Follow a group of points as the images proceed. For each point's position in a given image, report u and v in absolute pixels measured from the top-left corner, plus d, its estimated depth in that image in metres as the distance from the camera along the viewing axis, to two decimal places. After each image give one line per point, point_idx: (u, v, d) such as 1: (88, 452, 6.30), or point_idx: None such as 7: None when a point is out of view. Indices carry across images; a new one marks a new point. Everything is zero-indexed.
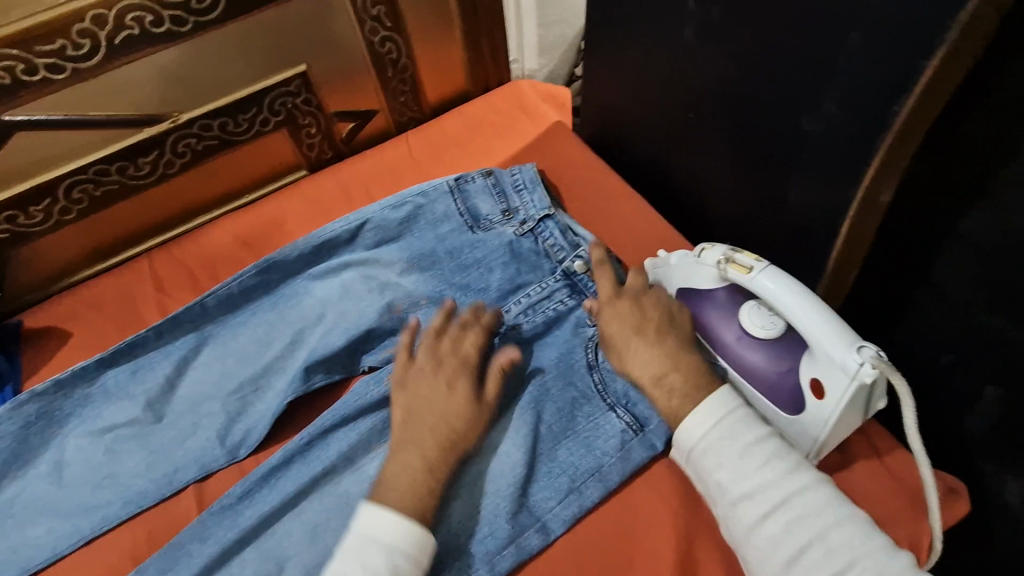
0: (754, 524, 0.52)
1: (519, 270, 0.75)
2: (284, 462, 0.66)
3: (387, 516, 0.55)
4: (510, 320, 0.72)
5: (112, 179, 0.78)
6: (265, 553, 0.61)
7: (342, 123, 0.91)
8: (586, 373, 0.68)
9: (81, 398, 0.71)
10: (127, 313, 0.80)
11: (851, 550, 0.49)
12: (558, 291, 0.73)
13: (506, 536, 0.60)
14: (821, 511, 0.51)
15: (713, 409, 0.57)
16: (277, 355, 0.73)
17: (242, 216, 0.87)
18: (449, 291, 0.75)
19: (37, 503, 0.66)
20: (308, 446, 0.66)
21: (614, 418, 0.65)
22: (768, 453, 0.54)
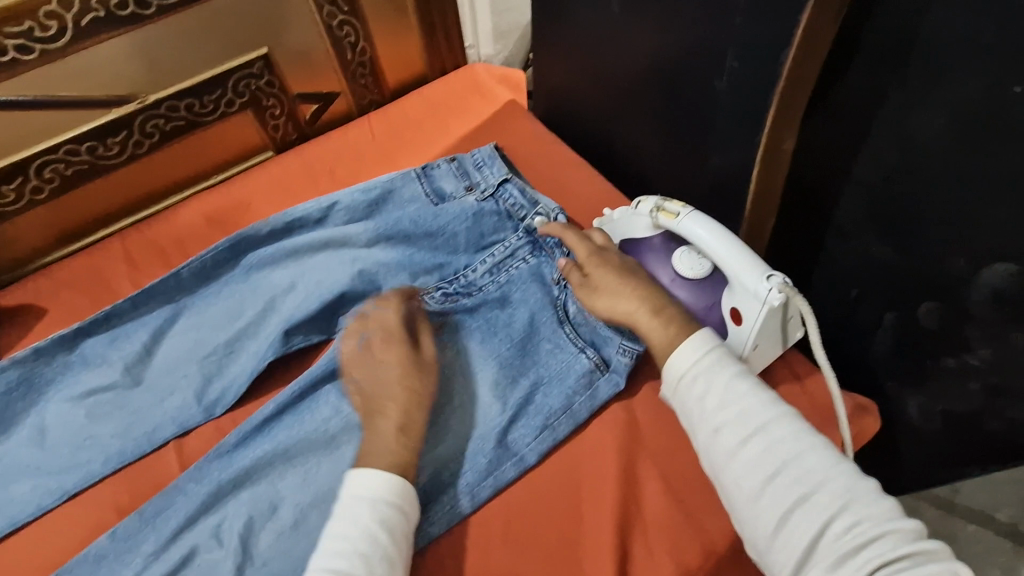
0: (732, 450, 0.54)
1: (484, 232, 0.81)
2: (277, 413, 0.71)
3: (364, 475, 0.59)
4: (477, 279, 0.78)
5: (82, 159, 0.81)
6: (257, 494, 0.65)
7: (305, 105, 0.96)
8: (559, 327, 0.73)
9: (60, 366, 0.75)
10: (101, 288, 0.84)
11: (822, 473, 0.51)
12: (521, 249, 0.79)
13: (484, 469, 0.66)
14: (796, 438, 0.53)
15: (699, 346, 0.59)
16: (251, 321, 0.78)
17: (211, 195, 0.91)
18: (418, 256, 0.80)
19: (21, 464, 0.70)
20: (299, 399, 0.71)
21: (582, 358, 0.71)
22: (749, 385, 0.57)
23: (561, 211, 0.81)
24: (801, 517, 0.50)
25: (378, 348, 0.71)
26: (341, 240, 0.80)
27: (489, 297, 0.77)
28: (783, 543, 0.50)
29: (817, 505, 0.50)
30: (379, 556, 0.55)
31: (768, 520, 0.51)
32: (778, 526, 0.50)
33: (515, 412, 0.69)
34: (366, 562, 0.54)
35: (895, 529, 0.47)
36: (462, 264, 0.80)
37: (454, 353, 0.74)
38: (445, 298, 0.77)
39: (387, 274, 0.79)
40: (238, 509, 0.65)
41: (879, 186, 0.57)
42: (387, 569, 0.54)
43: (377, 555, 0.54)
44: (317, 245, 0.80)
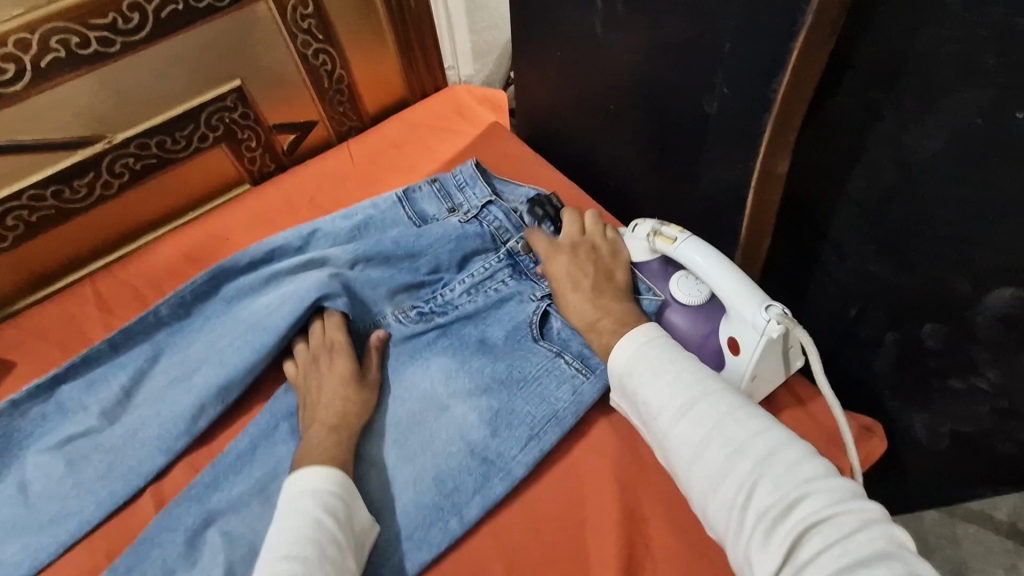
0: (667, 429, 0.54)
1: (467, 251, 0.79)
2: (251, 447, 0.68)
3: (301, 470, 0.59)
4: (454, 298, 0.77)
5: (47, 204, 0.77)
6: (233, 538, 0.61)
7: (282, 134, 0.93)
8: (535, 344, 0.72)
9: (37, 417, 0.71)
10: (73, 336, 0.79)
11: (749, 442, 0.50)
12: (500, 270, 0.78)
13: (473, 488, 0.64)
14: (722, 411, 0.52)
15: (635, 334, 0.60)
16: (224, 348, 0.73)
17: (186, 233, 0.88)
18: (399, 276, 0.78)
19: (4, 525, 0.66)
20: (274, 429, 0.69)
21: (563, 363, 0.70)
22: (680, 365, 0.56)
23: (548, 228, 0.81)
24: (730, 484, 0.49)
25: (322, 365, 0.70)
26: (322, 260, 0.78)
27: (466, 317, 0.76)
28: (718, 511, 0.49)
29: (746, 470, 0.48)
30: (332, 543, 0.53)
31: (702, 492, 0.50)
32: (711, 496, 0.49)
33: (495, 425, 0.67)
34: (318, 545, 0.52)
35: (820, 489, 0.46)
36: (441, 282, 0.79)
37: (426, 367, 0.72)
38: (422, 317, 0.77)
39: (364, 287, 0.76)
40: (215, 555, 0.60)
41: (878, 207, 0.56)
42: (341, 553, 0.53)
43: (327, 539, 0.53)
44: (295, 267, 0.78)
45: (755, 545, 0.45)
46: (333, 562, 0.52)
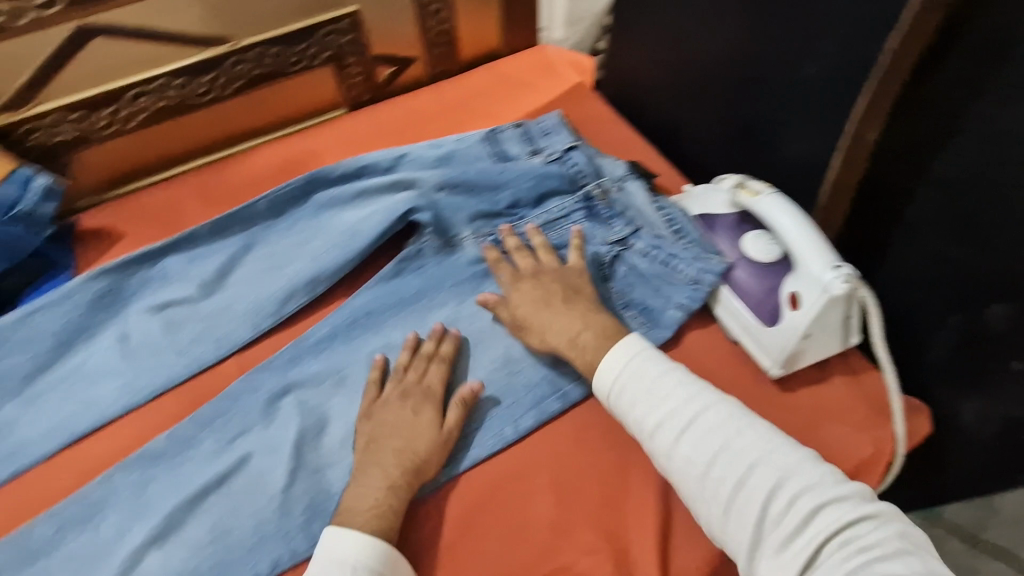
0: (672, 447, 0.58)
1: (546, 190, 0.84)
2: (328, 336, 0.74)
3: (339, 535, 0.57)
4: (530, 232, 0.82)
5: (171, 95, 0.84)
6: (306, 407, 0.69)
7: (382, 67, 0.98)
8: (602, 284, 0.77)
9: (143, 280, 0.79)
10: (175, 220, 0.87)
11: (753, 453, 0.55)
12: (575, 212, 0.83)
13: (531, 402, 0.69)
14: (724, 424, 0.57)
15: (624, 351, 0.64)
16: (315, 249, 0.80)
17: (283, 145, 0.94)
18: (480, 204, 0.83)
19: (106, 366, 0.74)
20: (350, 324, 0.75)
21: (628, 315, 0.75)
22: (676, 380, 0.61)
23: (629, 177, 0.85)
24: (746, 499, 0.53)
25: (413, 408, 0.66)
26: (408, 182, 0.83)
27: (540, 248, 0.81)
28: (735, 523, 0.53)
29: (757, 483, 0.53)
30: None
31: (716, 508, 0.55)
32: (725, 510, 0.54)
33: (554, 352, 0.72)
34: None
35: (832, 496, 0.52)
36: (518, 216, 0.84)
37: (498, 295, 0.77)
38: (495, 244, 0.81)
39: (448, 210, 0.82)
40: (291, 419, 0.68)
41: (961, 185, 0.58)
42: None
43: None
44: (383, 185, 0.84)
45: (777, 551, 0.51)
46: None
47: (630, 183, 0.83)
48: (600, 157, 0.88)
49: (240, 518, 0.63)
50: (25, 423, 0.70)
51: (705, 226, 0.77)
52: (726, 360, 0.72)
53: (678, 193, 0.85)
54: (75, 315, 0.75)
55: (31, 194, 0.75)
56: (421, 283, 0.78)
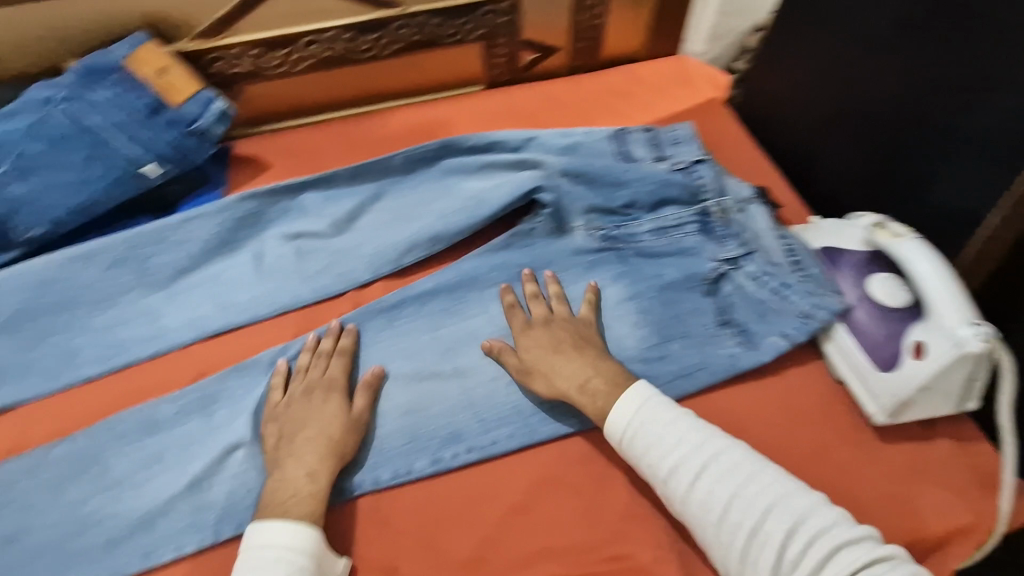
0: (688, 493, 0.59)
1: (666, 196, 0.85)
2: (435, 292, 0.79)
3: (271, 524, 0.58)
4: (640, 234, 0.84)
5: (338, 47, 0.92)
6: (409, 352, 0.75)
7: (527, 52, 1.03)
8: (704, 297, 0.78)
9: (282, 209, 0.86)
10: (313, 161, 0.94)
11: (767, 497, 0.57)
12: (689, 224, 0.84)
13: None
14: (737, 468, 0.59)
15: (637, 393, 0.65)
16: (437, 210, 0.84)
17: (421, 110, 1.00)
18: (598, 197, 0.84)
19: (240, 278, 0.81)
20: (457, 286, 0.80)
21: (726, 335, 0.75)
22: (688, 426, 0.62)
23: (753, 201, 0.84)
24: (764, 543, 0.55)
25: (315, 400, 0.69)
26: (535, 163, 0.87)
27: (648, 252, 0.82)
28: (753, 565, 0.55)
29: (773, 527, 0.55)
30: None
31: (734, 552, 0.56)
32: (742, 553, 0.56)
33: (645, 354, 0.74)
34: None
35: (850, 542, 0.53)
36: (632, 217, 0.85)
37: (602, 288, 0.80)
38: (606, 239, 0.83)
39: (568, 198, 0.84)
40: (394, 359, 0.75)
41: None
42: None
43: None
44: (508, 163, 0.88)
45: None
46: None
47: (753, 207, 0.83)
48: (725, 174, 0.87)
49: None
50: (167, 312, 0.79)
51: (828, 261, 0.76)
52: (824, 397, 0.71)
53: (802, 224, 0.84)
54: (222, 228, 0.83)
55: (208, 115, 0.83)
56: (528, 261, 0.82)
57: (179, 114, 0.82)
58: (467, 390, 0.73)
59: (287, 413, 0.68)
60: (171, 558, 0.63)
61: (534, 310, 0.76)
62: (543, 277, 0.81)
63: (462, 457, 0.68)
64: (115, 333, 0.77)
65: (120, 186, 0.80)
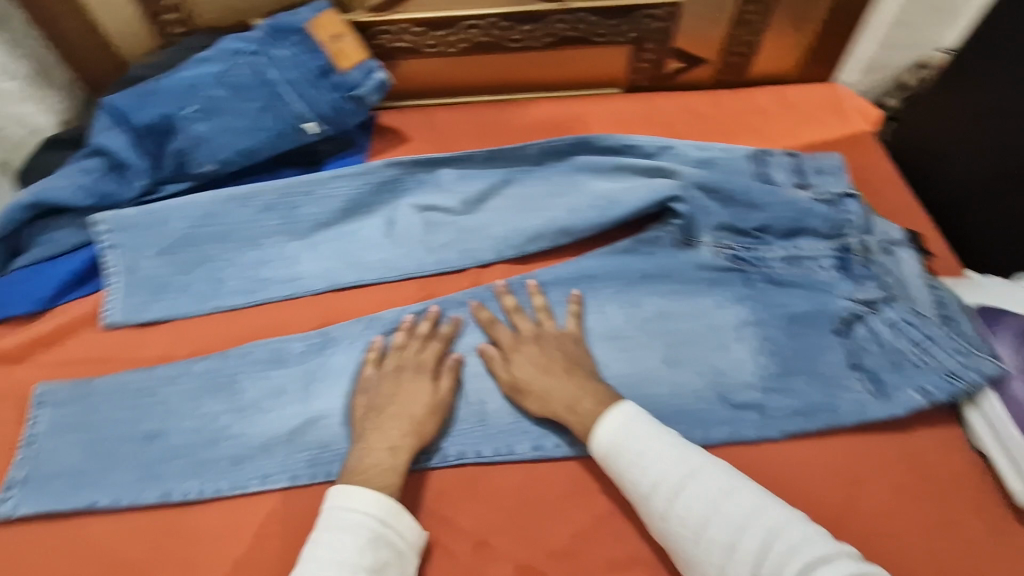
0: (667, 511, 0.59)
1: (803, 225, 0.81)
2: (554, 283, 0.80)
3: (351, 488, 0.60)
4: (770, 260, 0.81)
5: (494, 34, 0.95)
6: None
7: (674, 60, 1.02)
8: (833, 336, 0.74)
9: (419, 180, 0.90)
10: (451, 139, 0.97)
11: (745, 517, 0.56)
12: (825, 257, 0.80)
13: (727, 418, 0.69)
14: (717, 486, 0.58)
15: (621, 408, 0.65)
16: (566, 205, 0.86)
17: (558, 104, 1.01)
18: (731, 216, 0.82)
19: (372, 240, 0.86)
20: (576, 280, 0.81)
21: (854, 379, 0.71)
22: (669, 443, 0.62)
23: (904, 245, 0.80)
24: (742, 560, 0.54)
25: (404, 379, 0.70)
26: (670, 172, 0.86)
27: (778, 280, 0.79)
28: None
29: (750, 544, 0.54)
30: (389, 557, 0.58)
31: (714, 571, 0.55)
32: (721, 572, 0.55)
33: (764, 383, 0.71)
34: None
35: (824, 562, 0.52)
36: (763, 240, 0.82)
37: (724, 309, 0.77)
38: (734, 259, 0.81)
39: (701, 212, 0.82)
40: None
41: None
42: None
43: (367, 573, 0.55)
44: (642, 168, 0.88)
45: None
46: None
47: (901, 251, 0.78)
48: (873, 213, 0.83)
49: None
50: (305, 260, 0.84)
51: (985, 320, 0.72)
52: (960, 466, 0.67)
53: (957, 276, 0.79)
54: (362, 190, 0.88)
55: (368, 83, 0.88)
56: (649, 269, 0.81)
57: (343, 79, 0.87)
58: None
59: (379, 390, 0.69)
60: (286, 484, 0.68)
61: (522, 323, 0.75)
62: (662, 287, 0.79)
63: (564, 449, 0.69)
64: (259, 270, 0.83)
65: (283, 138, 0.86)
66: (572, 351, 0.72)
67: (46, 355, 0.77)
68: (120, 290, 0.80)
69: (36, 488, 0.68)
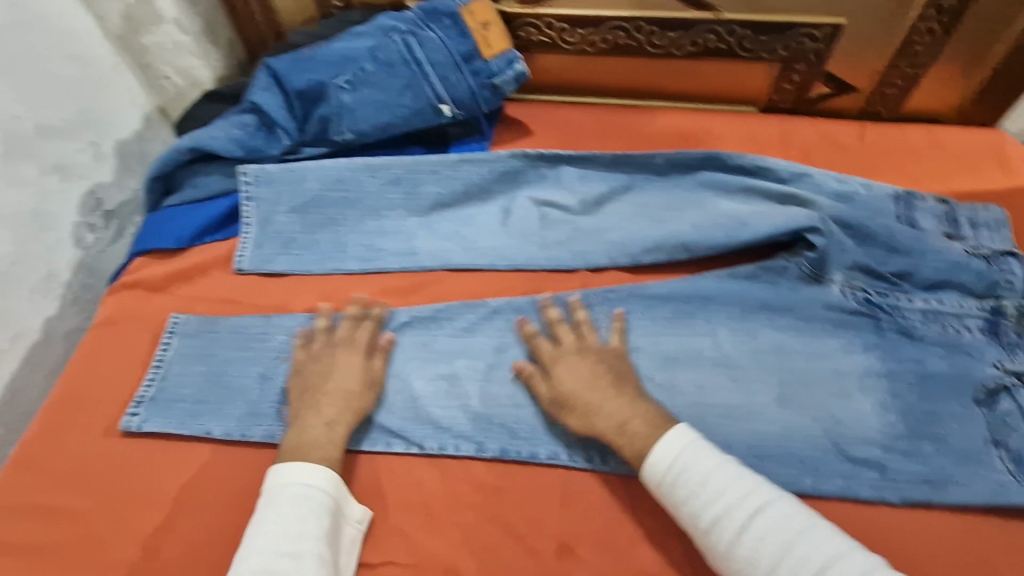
0: (731, 548, 0.56)
1: (950, 278, 0.74)
2: (665, 297, 0.78)
3: (293, 464, 0.63)
4: (907, 311, 0.74)
5: (637, 38, 0.93)
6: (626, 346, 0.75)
7: (821, 85, 0.97)
8: (973, 406, 0.68)
9: (540, 175, 0.90)
10: (575, 138, 0.97)
11: (821, 560, 0.52)
12: (972, 317, 0.73)
13: (842, 471, 0.65)
14: (787, 526, 0.55)
15: (676, 432, 0.62)
16: (687, 220, 0.83)
17: (689, 116, 0.98)
18: (869, 257, 0.76)
19: (487, 228, 0.87)
20: (689, 299, 0.78)
21: (993, 455, 0.65)
22: (730, 475, 0.59)
23: None
24: None
25: (337, 354, 0.73)
26: (804, 201, 0.81)
27: (914, 335, 0.73)
28: None
29: None
30: (330, 525, 0.61)
31: None
32: None
33: (886, 441, 0.67)
34: (300, 542, 0.58)
35: None
36: (902, 288, 0.76)
37: (849, 355, 0.72)
38: (866, 303, 0.75)
39: (836, 249, 0.76)
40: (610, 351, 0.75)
41: None
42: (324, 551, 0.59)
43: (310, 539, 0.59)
44: (775, 194, 0.83)
45: None
46: (320, 554, 0.58)
47: None
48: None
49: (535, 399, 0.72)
50: (420, 237, 0.86)
51: None
52: None
53: None
54: (484, 178, 0.89)
55: (507, 73, 0.89)
56: (769, 299, 0.77)
57: (484, 66, 0.89)
58: (674, 403, 0.71)
59: (312, 364, 0.72)
60: (380, 450, 0.70)
61: (566, 334, 0.73)
62: (782, 321, 0.75)
63: None
64: (377, 241, 0.86)
65: (419, 116, 0.89)
66: (613, 365, 0.70)
67: (183, 288, 0.83)
68: (251, 240, 0.85)
69: (161, 408, 0.73)
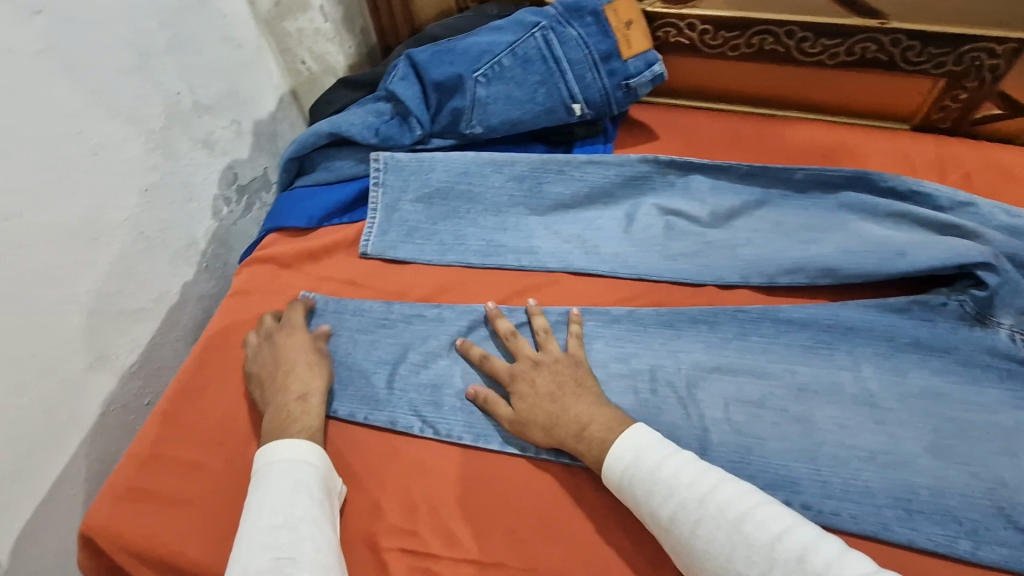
0: (688, 542, 0.55)
1: None
2: (801, 323, 0.73)
3: (276, 442, 0.65)
4: None
5: (786, 44, 0.89)
6: (755, 371, 0.71)
7: (991, 104, 0.86)
8: None
9: (669, 182, 0.87)
10: (705, 146, 0.92)
11: (769, 548, 0.51)
12: None
13: (1008, 541, 0.58)
14: (734, 514, 0.54)
15: (630, 433, 0.62)
16: (829, 243, 0.77)
17: (834, 130, 0.91)
18: None
19: (609, 233, 0.85)
20: (829, 329, 0.73)
21: None
22: (677, 468, 0.58)
23: None
24: None
25: (280, 347, 0.75)
26: (970, 233, 0.73)
27: None
28: None
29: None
30: (320, 494, 0.62)
31: None
32: None
33: None
34: (295, 507, 0.59)
35: None
36: None
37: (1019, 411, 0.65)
38: None
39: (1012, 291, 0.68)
40: (736, 375, 0.71)
41: None
42: (317, 516, 0.60)
43: (303, 505, 0.60)
44: (932, 222, 0.76)
45: None
46: (314, 517, 0.59)
47: None
48: None
49: (657, 417, 0.69)
50: (540, 236, 0.85)
51: None
52: None
53: None
54: (609, 181, 0.87)
55: (645, 74, 0.87)
56: (922, 337, 0.70)
57: (622, 66, 0.87)
58: (810, 439, 0.66)
59: (258, 362, 0.75)
60: (494, 447, 0.70)
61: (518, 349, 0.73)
62: (937, 364, 0.69)
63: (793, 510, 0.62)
64: (497, 236, 0.86)
65: (550, 115, 0.88)
66: (535, 375, 0.70)
67: (311, 267, 0.87)
68: (377, 225, 0.87)
69: None
